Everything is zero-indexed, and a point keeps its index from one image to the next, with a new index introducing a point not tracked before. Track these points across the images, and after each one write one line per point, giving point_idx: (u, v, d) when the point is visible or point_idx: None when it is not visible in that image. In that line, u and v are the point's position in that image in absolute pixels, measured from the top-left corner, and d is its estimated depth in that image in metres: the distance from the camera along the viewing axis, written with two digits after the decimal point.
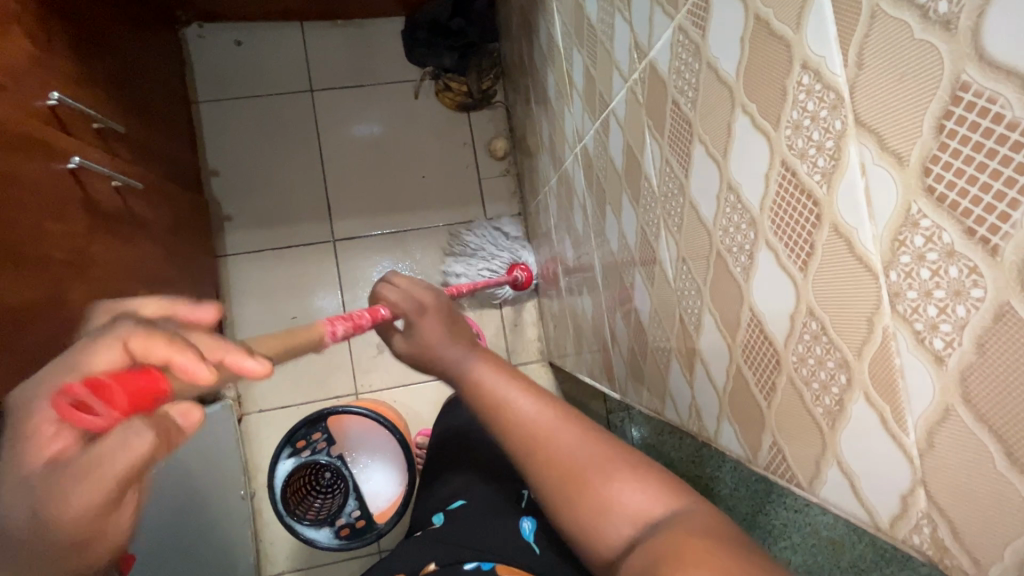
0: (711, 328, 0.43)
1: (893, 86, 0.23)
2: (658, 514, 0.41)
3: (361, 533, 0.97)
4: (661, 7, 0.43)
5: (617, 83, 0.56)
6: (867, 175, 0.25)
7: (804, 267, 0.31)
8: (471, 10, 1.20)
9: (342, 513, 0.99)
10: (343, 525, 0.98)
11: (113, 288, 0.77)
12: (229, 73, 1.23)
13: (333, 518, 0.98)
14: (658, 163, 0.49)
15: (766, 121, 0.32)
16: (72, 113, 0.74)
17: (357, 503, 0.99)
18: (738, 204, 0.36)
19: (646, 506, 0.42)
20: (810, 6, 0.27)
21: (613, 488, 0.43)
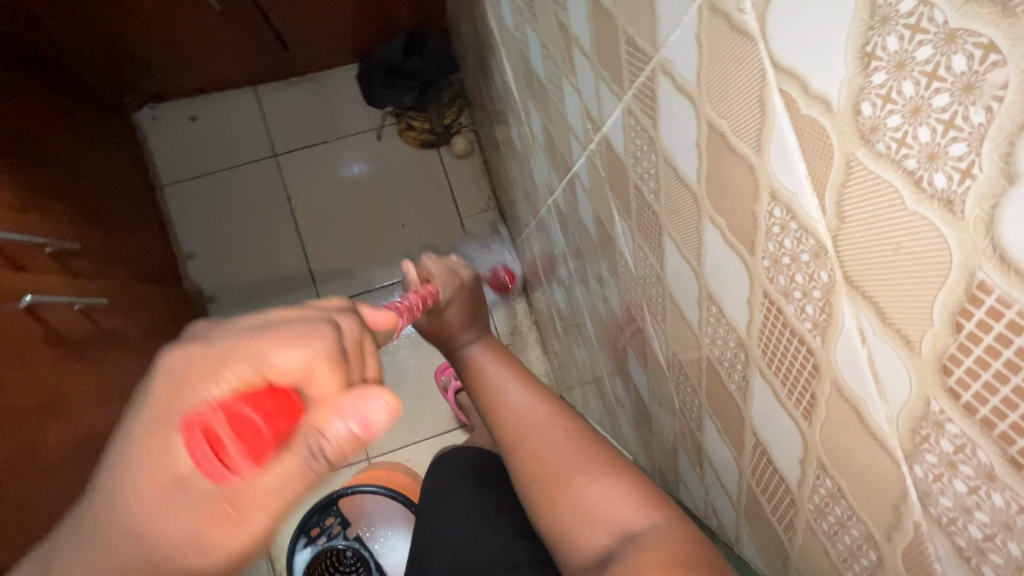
0: (714, 432, 0.39)
1: (887, 253, 0.18)
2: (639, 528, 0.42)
3: None
4: (606, 83, 0.38)
5: (575, 148, 0.51)
6: (868, 346, 0.20)
7: (807, 415, 0.26)
8: (425, 46, 1.16)
9: None
10: None
11: (91, 416, 0.74)
12: (189, 150, 1.19)
13: None
14: (630, 244, 0.44)
15: (739, 242, 0.27)
16: (18, 245, 0.71)
17: None
18: (722, 317, 0.32)
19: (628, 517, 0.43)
20: (769, 130, 0.22)
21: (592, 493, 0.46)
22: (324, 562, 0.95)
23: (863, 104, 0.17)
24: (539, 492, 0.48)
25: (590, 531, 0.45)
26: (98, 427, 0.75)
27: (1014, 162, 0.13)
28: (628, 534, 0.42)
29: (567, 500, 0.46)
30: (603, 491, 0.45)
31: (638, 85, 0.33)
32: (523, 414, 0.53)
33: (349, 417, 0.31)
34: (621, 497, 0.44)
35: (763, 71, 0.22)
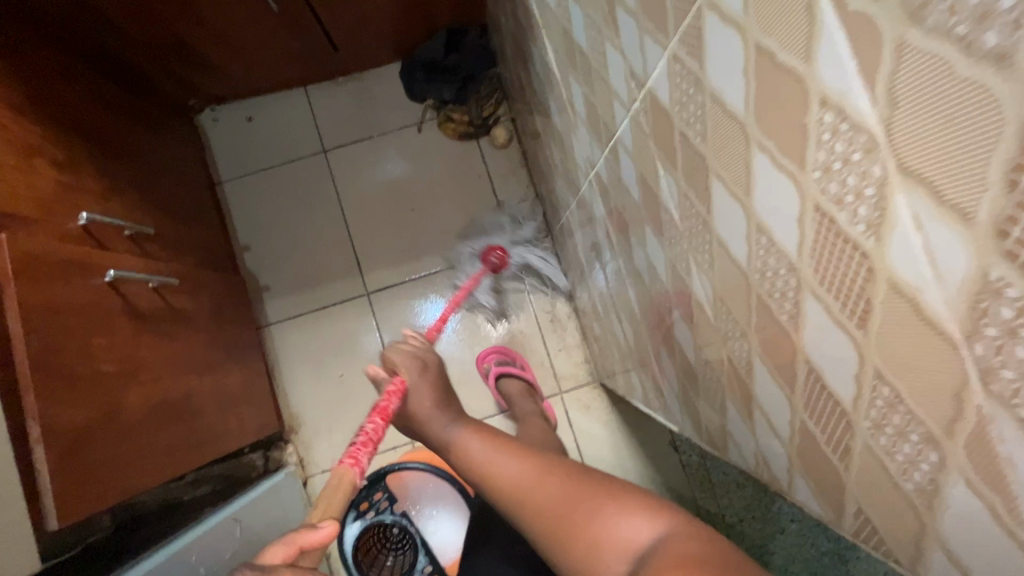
0: (764, 373, 0.39)
1: (941, 128, 0.19)
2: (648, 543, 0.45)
3: None
4: (651, 36, 0.40)
5: (618, 111, 0.52)
6: (924, 231, 0.21)
7: (862, 324, 0.26)
8: (465, 42, 1.20)
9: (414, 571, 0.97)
10: None
11: (164, 386, 0.80)
12: (245, 149, 1.27)
13: None
14: (676, 198, 0.45)
15: (789, 161, 0.28)
16: (104, 227, 0.78)
17: (427, 558, 0.98)
18: (772, 246, 0.32)
19: (637, 537, 0.46)
20: (818, 36, 0.23)
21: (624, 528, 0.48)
22: (374, 536, 0.99)
23: None
24: (559, 538, 0.51)
25: (611, 557, 0.47)
26: (169, 397, 0.80)
27: None
28: (638, 551, 0.45)
29: (596, 538, 0.49)
30: (627, 520, 0.48)
31: (684, 28, 0.34)
32: (517, 482, 0.58)
33: None
34: (635, 515, 0.48)
35: None
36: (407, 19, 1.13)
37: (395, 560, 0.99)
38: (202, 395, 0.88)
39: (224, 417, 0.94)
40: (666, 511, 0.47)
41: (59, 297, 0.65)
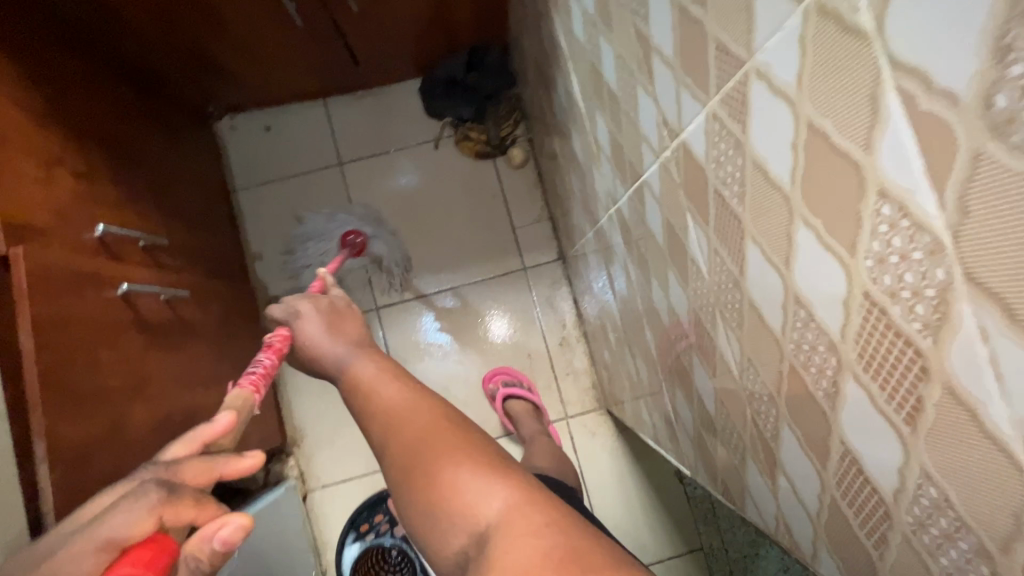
0: (793, 441, 0.38)
1: (1019, 248, 0.18)
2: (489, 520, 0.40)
3: None
4: (689, 90, 0.39)
5: (647, 155, 0.52)
6: (991, 346, 0.20)
7: (911, 421, 0.25)
8: (486, 62, 1.20)
9: None
10: None
11: (169, 400, 0.79)
12: (261, 157, 1.27)
13: None
14: (705, 251, 0.44)
15: (837, 244, 0.27)
16: (119, 238, 0.77)
17: None
18: (811, 322, 0.31)
19: (483, 505, 0.40)
20: (881, 129, 0.22)
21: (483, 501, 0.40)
22: (373, 557, 0.97)
23: (997, 96, 0.17)
24: (412, 485, 0.44)
25: (455, 524, 0.41)
26: (174, 411, 0.80)
27: None
28: (478, 527, 0.40)
29: (452, 496, 0.42)
30: (478, 485, 0.41)
31: (727, 89, 0.34)
32: (402, 414, 0.49)
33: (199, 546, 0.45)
34: (487, 482, 0.41)
35: (877, 71, 0.22)
36: (429, 36, 1.13)
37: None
38: (206, 408, 0.88)
39: (228, 430, 0.93)
40: (515, 479, 0.42)
41: (72, 311, 0.65)
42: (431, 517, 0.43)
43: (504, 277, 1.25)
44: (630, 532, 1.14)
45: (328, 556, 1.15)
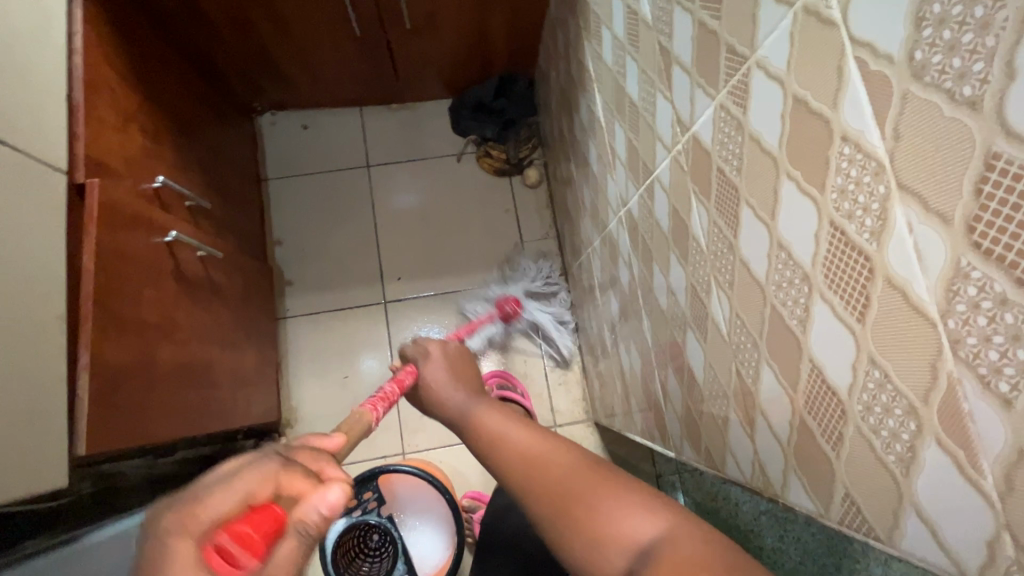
0: (770, 378, 0.45)
1: (931, 155, 0.26)
2: (647, 541, 0.41)
3: None
4: (702, 89, 0.48)
5: (660, 153, 0.61)
6: (915, 233, 0.28)
7: (861, 318, 0.32)
8: (513, 91, 1.32)
9: None
10: None
11: (191, 348, 0.84)
12: (295, 153, 1.37)
13: None
14: (706, 226, 0.52)
15: (812, 187, 0.35)
16: (170, 193, 0.85)
17: (405, 567, 1.00)
18: (790, 260, 0.39)
19: (636, 530, 0.42)
20: (844, 90, 0.31)
21: (627, 522, 0.42)
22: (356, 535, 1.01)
23: (916, 51, 0.26)
24: (559, 514, 0.46)
25: (609, 549, 0.42)
26: (194, 360, 0.84)
27: (1012, 65, 0.22)
28: (638, 547, 0.41)
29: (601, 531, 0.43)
30: (629, 507, 0.43)
31: (734, 82, 0.43)
32: (538, 453, 0.52)
33: (316, 508, 0.44)
34: (637, 506, 0.43)
35: (842, 48, 0.31)
36: (466, 62, 1.26)
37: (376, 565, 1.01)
38: (221, 365, 0.92)
39: (236, 393, 0.97)
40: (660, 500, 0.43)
41: (126, 244, 0.70)
42: (589, 549, 0.43)
43: (509, 286, 1.33)
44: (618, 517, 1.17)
45: None
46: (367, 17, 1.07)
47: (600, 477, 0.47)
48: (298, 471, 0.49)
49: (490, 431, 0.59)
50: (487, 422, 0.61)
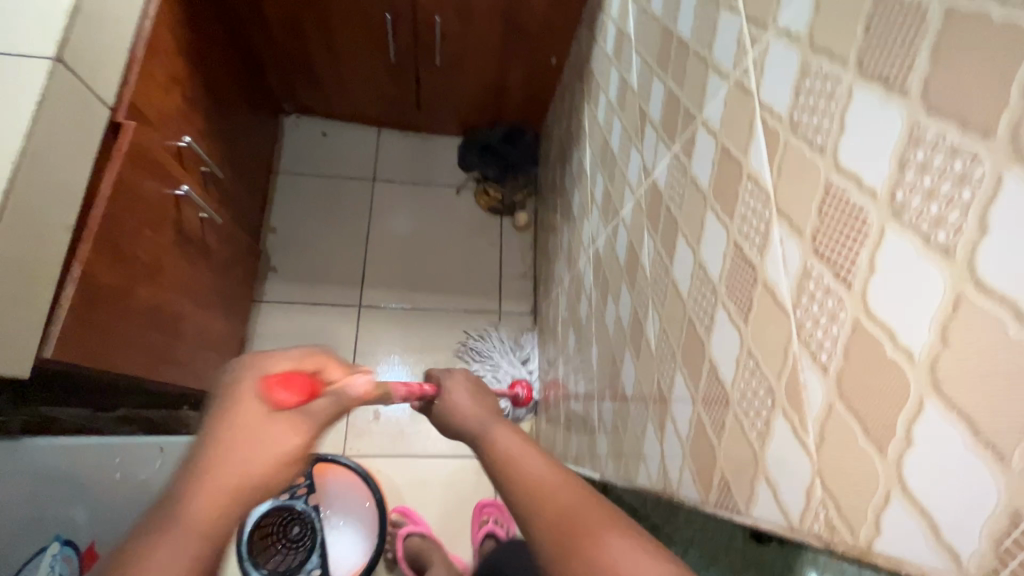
0: (681, 383, 0.52)
1: (796, 187, 0.35)
2: None
3: None
4: (665, 142, 0.59)
5: (628, 196, 0.71)
6: (784, 246, 0.36)
7: (746, 318, 0.40)
8: (519, 140, 1.45)
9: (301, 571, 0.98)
10: None
11: (170, 296, 0.88)
12: (310, 154, 1.47)
13: None
14: (652, 255, 0.61)
15: (726, 215, 0.44)
16: (191, 154, 0.92)
17: (319, 562, 0.99)
18: (705, 277, 0.47)
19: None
20: (752, 142, 0.41)
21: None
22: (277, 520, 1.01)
23: (794, 113, 0.36)
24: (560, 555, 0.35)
25: None
26: (169, 308, 0.88)
27: (844, 122, 0.31)
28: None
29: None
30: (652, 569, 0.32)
31: (686, 137, 0.53)
32: (542, 478, 0.40)
33: (355, 383, 0.49)
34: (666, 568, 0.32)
35: (754, 111, 0.41)
36: (482, 107, 1.40)
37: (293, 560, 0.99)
38: (191, 322, 0.96)
39: (195, 354, 0.99)
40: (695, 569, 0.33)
41: (142, 184, 0.77)
42: None
43: (480, 314, 1.39)
44: None
45: None
46: (404, 48, 1.21)
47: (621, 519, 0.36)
48: (321, 354, 0.50)
49: (494, 450, 0.45)
50: (490, 440, 0.47)
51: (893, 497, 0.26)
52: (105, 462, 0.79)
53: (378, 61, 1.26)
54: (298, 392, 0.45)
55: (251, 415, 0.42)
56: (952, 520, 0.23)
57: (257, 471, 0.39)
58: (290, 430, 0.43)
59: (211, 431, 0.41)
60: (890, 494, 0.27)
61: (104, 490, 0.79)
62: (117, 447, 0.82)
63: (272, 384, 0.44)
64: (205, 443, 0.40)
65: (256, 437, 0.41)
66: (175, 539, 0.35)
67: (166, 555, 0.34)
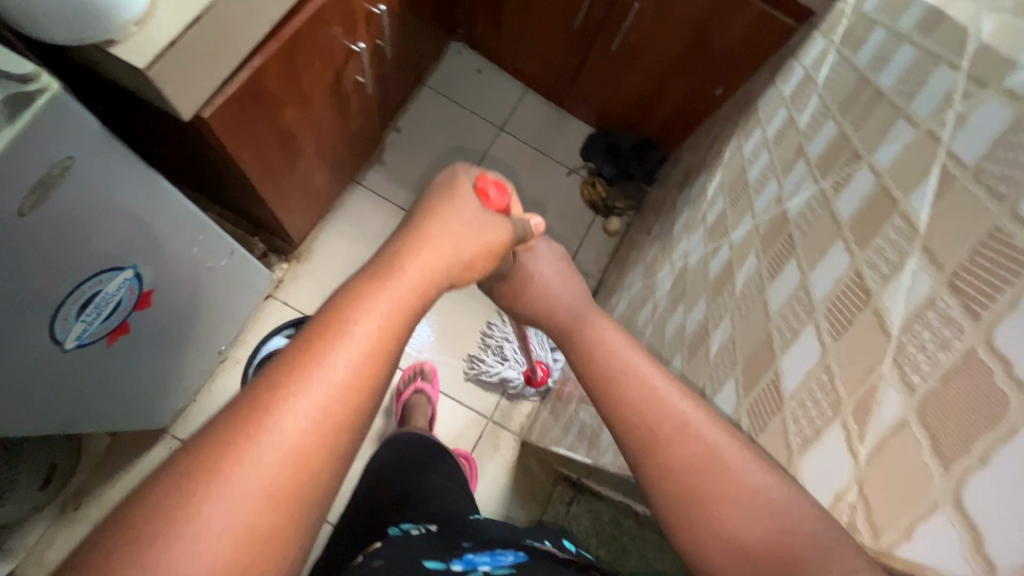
0: (730, 389, 0.52)
1: (954, 228, 0.35)
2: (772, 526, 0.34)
3: None
4: (813, 178, 0.59)
5: (746, 220, 0.71)
6: (914, 277, 0.36)
7: (837, 337, 0.40)
8: (645, 155, 1.48)
9: None
10: None
11: (302, 129, 0.96)
12: (458, 83, 1.57)
13: None
14: (749, 274, 0.61)
15: (856, 246, 0.44)
16: (376, 22, 1.00)
17: None
18: (805, 298, 0.47)
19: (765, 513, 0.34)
20: (921, 184, 0.41)
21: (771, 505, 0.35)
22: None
23: (986, 163, 0.36)
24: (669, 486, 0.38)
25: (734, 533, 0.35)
26: (296, 138, 0.96)
27: None
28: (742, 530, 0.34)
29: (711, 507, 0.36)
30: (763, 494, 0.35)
31: (842, 174, 0.53)
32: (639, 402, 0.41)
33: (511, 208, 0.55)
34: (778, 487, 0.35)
35: (937, 157, 0.41)
36: (629, 108, 1.43)
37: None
38: (305, 162, 1.04)
39: (291, 191, 1.08)
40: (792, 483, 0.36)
41: (332, 22, 0.84)
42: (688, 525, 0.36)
43: None
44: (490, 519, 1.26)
45: (239, 350, 1.27)
46: (589, 23, 1.25)
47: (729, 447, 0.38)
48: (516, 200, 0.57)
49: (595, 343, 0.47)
50: (604, 345, 0.47)
51: (939, 509, 0.28)
52: (188, 233, 0.85)
53: (559, 25, 1.31)
54: (499, 202, 0.53)
55: (457, 216, 0.47)
56: (1003, 539, 0.25)
57: (438, 259, 0.42)
58: (482, 233, 0.48)
59: (415, 231, 0.44)
60: (937, 505, 0.28)
61: (182, 259, 0.88)
62: (203, 227, 0.88)
63: (478, 188, 0.52)
64: (401, 243, 0.42)
65: (442, 234, 0.44)
66: (380, 314, 0.35)
67: (380, 320, 0.35)
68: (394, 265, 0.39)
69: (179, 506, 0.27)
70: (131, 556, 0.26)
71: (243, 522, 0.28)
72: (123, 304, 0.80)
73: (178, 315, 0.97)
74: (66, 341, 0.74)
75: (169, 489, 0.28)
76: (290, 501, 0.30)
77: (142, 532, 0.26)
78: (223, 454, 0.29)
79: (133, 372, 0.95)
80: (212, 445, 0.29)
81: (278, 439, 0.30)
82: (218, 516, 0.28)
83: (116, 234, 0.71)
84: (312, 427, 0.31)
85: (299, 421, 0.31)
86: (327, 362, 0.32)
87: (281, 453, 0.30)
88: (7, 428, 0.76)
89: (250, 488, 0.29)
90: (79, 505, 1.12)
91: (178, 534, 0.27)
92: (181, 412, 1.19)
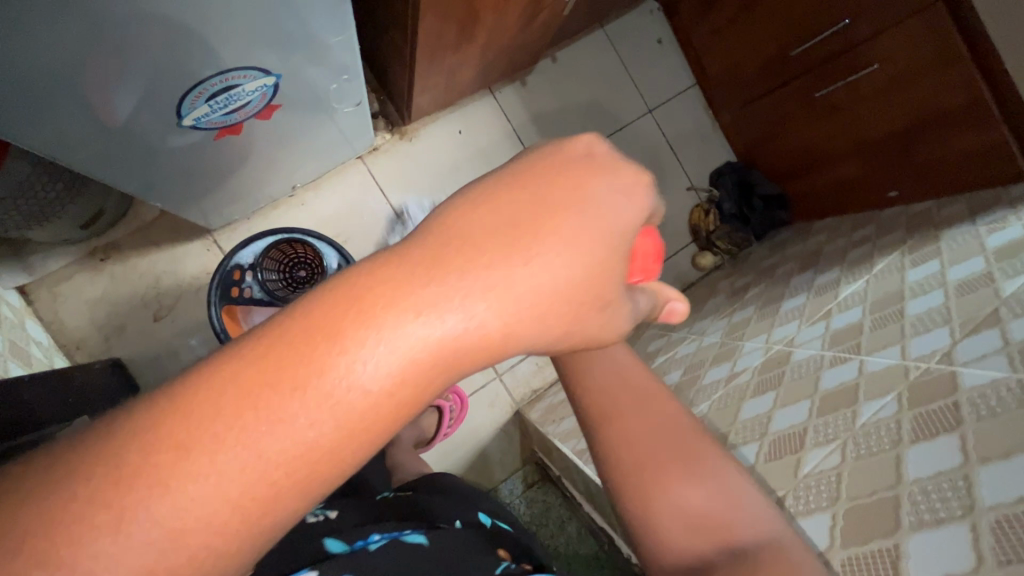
0: (821, 521, 0.51)
1: None
2: (715, 516, 0.48)
3: (225, 285, 0.93)
4: (1009, 359, 0.52)
5: (891, 352, 0.65)
6: None
7: (1002, 563, 0.38)
8: (772, 210, 1.39)
9: (254, 284, 0.96)
10: (240, 278, 0.95)
11: (488, 16, 0.87)
12: (635, 43, 1.44)
13: (255, 273, 0.96)
14: (880, 414, 0.56)
15: None
16: None
17: (257, 296, 0.96)
18: (963, 491, 0.44)
19: (702, 511, 0.48)
20: None
21: (686, 496, 0.49)
22: (309, 261, 1.00)
23: None
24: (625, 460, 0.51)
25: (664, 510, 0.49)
26: (477, 22, 0.87)
27: None
28: (695, 518, 0.48)
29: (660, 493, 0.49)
30: (691, 494, 0.49)
31: None
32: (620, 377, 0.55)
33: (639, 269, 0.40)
34: (704, 488, 0.49)
35: None
36: (787, 159, 1.33)
37: (310, 270, 1.00)
38: (468, 48, 0.96)
39: (439, 70, 1.00)
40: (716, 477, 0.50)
41: None
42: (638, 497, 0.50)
43: None
44: (457, 460, 1.28)
45: (307, 193, 1.22)
46: (805, 54, 1.13)
47: (683, 443, 0.52)
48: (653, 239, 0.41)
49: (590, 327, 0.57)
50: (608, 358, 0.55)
51: None
52: (338, 67, 0.81)
53: (772, 41, 1.18)
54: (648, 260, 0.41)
55: (551, 245, 0.32)
56: None
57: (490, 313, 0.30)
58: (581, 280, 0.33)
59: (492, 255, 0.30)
60: None
61: (317, 89, 0.84)
62: (351, 67, 0.83)
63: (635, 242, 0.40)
64: (513, 216, 0.32)
65: (516, 279, 0.31)
66: (446, 324, 0.28)
67: (455, 313, 0.29)
68: (500, 254, 0.30)
69: (197, 441, 0.25)
70: (116, 487, 0.24)
71: (241, 485, 0.25)
72: (249, 106, 0.77)
73: (278, 136, 0.92)
74: (185, 118, 0.72)
75: (109, 469, 0.24)
76: (293, 479, 0.26)
77: (153, 455, 0.24)
78: (228, 408, 0.25)
79: (212, 168, 0.91)
80: (149, 439, 0.24)
81: (220, 474, 0.25)
82: (233, 458, 0.25)
83: (280, 35, 0.66)
84: (276, 461, 0.25)
85: (254, 452, 0.25)
86: (287, 403, 0.25)
87: (288, 434, 0.25)
88: (85, 162, 0.74)
89: (253, 457, 0.25)
90: (105, 258, 1.11)
91: (98, 535, 0.23)
92: (235, 222, 1.18)
